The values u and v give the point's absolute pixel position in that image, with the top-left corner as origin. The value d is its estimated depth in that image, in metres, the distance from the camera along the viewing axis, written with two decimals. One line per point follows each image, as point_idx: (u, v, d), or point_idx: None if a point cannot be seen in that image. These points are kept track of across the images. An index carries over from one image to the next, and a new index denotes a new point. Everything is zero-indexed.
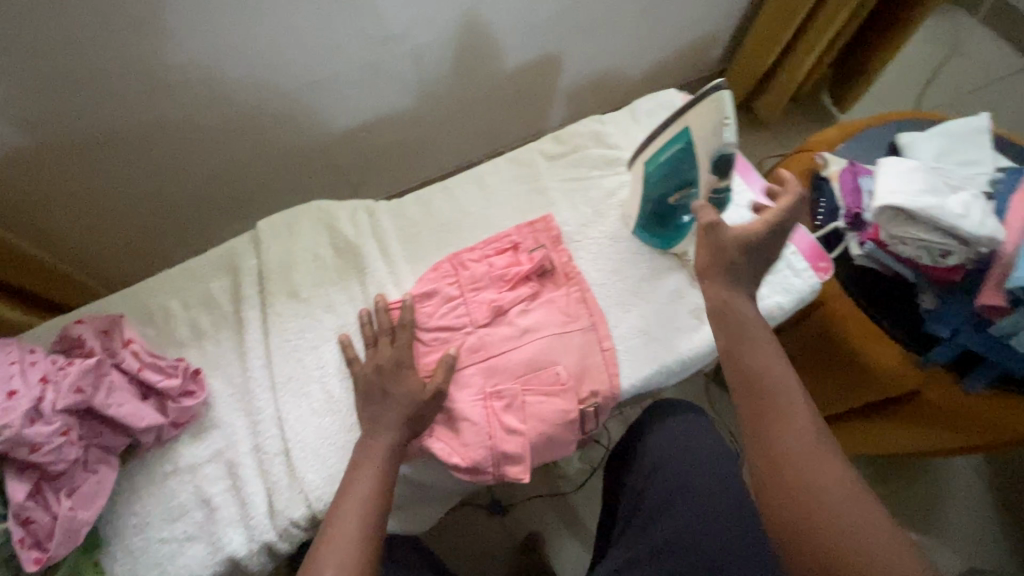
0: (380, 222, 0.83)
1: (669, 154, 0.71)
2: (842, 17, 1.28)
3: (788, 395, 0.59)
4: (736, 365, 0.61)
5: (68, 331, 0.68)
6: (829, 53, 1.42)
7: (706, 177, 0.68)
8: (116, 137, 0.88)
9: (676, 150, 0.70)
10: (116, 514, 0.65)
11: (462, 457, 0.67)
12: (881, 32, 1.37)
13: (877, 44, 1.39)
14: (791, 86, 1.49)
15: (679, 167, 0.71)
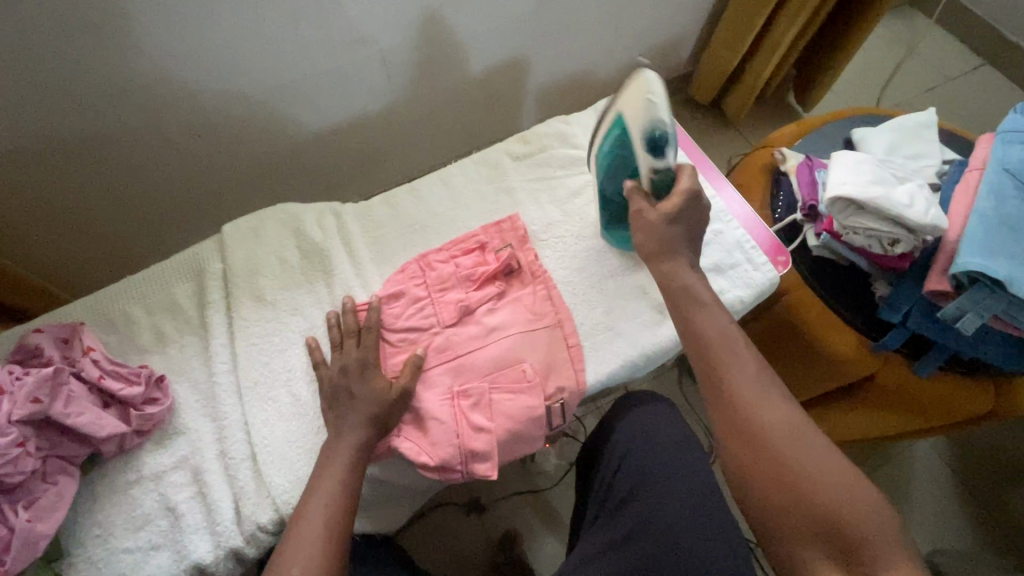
0: (348, 225, 0.83)
1: (610, 146, 0.74)
2: (802, 20, 1.32)
3: (746, 368, 0.61)
4: (695, 343, 0.64)
5: (25, 341, 0.68)
6: (792, 53, 1.46)
7: (643, 157, 0.69)
8: (73, 143, 0.87)
9: (615, 139, 0.73)
10: (77, 525, 0.64)
11: (431, 456, 0.67)
12: (840, 33, 1.41)
13: (837, 45, 1.43)
14: (756, 86, 1.53)
15: (621, 155, 0.73)
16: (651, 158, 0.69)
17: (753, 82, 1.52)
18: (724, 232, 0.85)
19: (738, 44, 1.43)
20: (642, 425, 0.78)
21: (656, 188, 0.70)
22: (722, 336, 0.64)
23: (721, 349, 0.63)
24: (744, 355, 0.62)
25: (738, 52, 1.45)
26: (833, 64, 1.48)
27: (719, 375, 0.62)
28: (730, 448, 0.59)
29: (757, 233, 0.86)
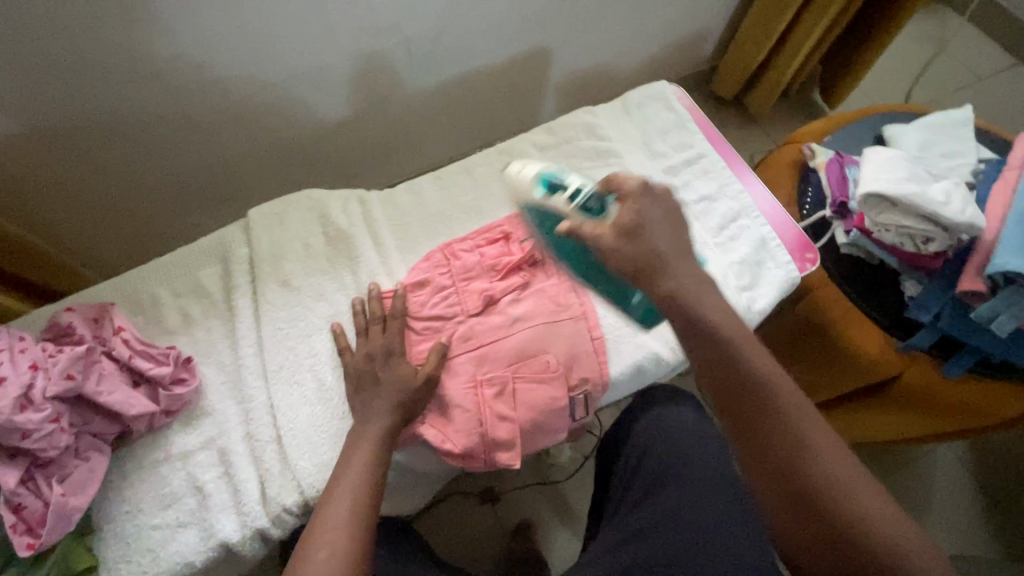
0: (372, 211, 0.83)
1: (552, 239, 0.66)
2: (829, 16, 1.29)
3: (785, 414, 0.53)
4: (724, 392, 0.55)
5: (57, 320, 0.69)
6: (818, 49, 1.44)
7: (559, 205, 0.64)
8: (103, 125, 0.87)
9: (547, 228, 0.66)
10: (107, 501, 0.65)
11: (455, 444, 0.67)
12: (869, 29, 1.39)
13: (865, 40, 1.41)
14: (780, 82, 1.51)
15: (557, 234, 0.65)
16: (562, 198, 0.64)
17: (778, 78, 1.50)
18: (751, 228, 0.84)
19: (764, 39, 1.40)
20: (658, 419, 0.78)
21: (590, 212, 0.62)
22: (757, 379, 0.54)
23: (755, 395, 0.54)
24: (781, 399, 0.54)
25: (762, 47, 1.43)
26: (862, 61, 1.45)
27: (754, 426, 0.54)
28: (768, 496, 0.54)
29: (785, 229, 0.84)
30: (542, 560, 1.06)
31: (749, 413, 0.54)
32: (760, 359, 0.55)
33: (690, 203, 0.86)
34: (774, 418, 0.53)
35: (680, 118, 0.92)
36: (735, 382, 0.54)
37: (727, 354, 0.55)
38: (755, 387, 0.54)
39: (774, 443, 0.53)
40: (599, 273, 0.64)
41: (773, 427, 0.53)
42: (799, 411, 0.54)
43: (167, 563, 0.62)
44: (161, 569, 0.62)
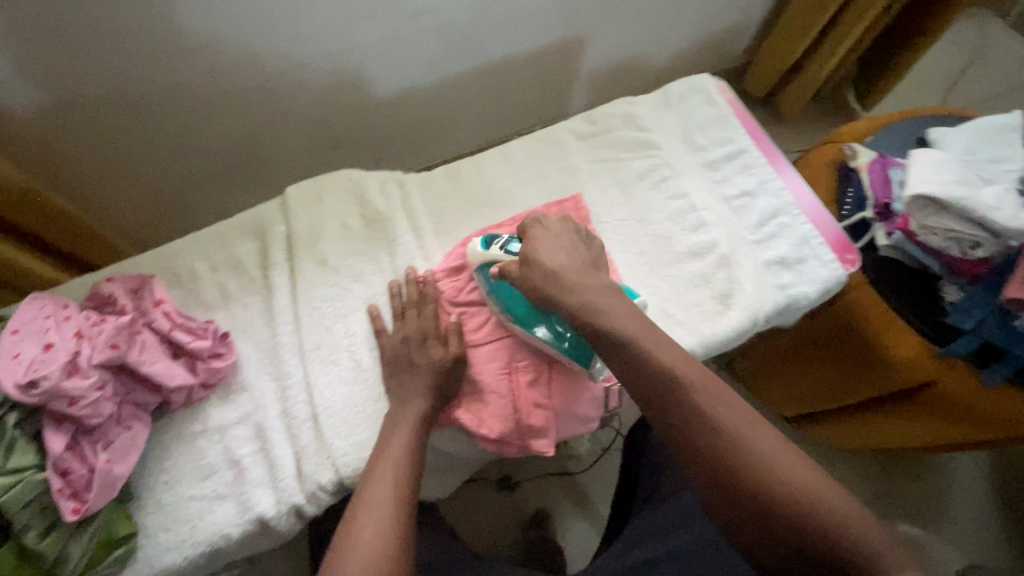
0: (409, 194, 0.83)
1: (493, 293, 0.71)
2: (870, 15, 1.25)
3: (719, 424, 0.52)
4: (642, 386, 0.56)
5: (98, 289, 0.69)
6: (852, 54, 1.40)
7: (493, 254, 0.70)
8: (143, 98, 0.87)
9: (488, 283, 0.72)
10: (147, 470, 0.66)
11: (490, 429, 0.68)
12: (908, 34, 1.35)
13: (903, 45, 1.38)
14: (812, 85, 1.48)
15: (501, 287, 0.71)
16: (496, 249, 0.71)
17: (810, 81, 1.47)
18: (790, 226, 0.83)
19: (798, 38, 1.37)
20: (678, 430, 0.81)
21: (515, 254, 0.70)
22: (688, 394, 0.53)
23: (687, 408, 0.53)
24: (711, 407, 0.52)
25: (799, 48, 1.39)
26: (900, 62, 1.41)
27: (691, 441, 0.52)
28: (701, 483, 0.52)
29: (824, 228, 0.83)
30: (557, 549, 1.07)
31: (684, 428, 0.53)
32: (693, 372, 0.55)
33: (730, 198, 0.85)
34: (708, 429, 0.52)
35: (722, 112, 0.91)
36: (666, 399, 0.54)
37: (662, 372, 0.55)
38: (686, 400, 0.53)
39: (712, 453, 0.51)
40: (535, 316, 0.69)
41: (710, 437, 0.51)
42: (732, 418, 0.52)
43: (205, 534, 0.63)
44: (198, 540, 0.63)
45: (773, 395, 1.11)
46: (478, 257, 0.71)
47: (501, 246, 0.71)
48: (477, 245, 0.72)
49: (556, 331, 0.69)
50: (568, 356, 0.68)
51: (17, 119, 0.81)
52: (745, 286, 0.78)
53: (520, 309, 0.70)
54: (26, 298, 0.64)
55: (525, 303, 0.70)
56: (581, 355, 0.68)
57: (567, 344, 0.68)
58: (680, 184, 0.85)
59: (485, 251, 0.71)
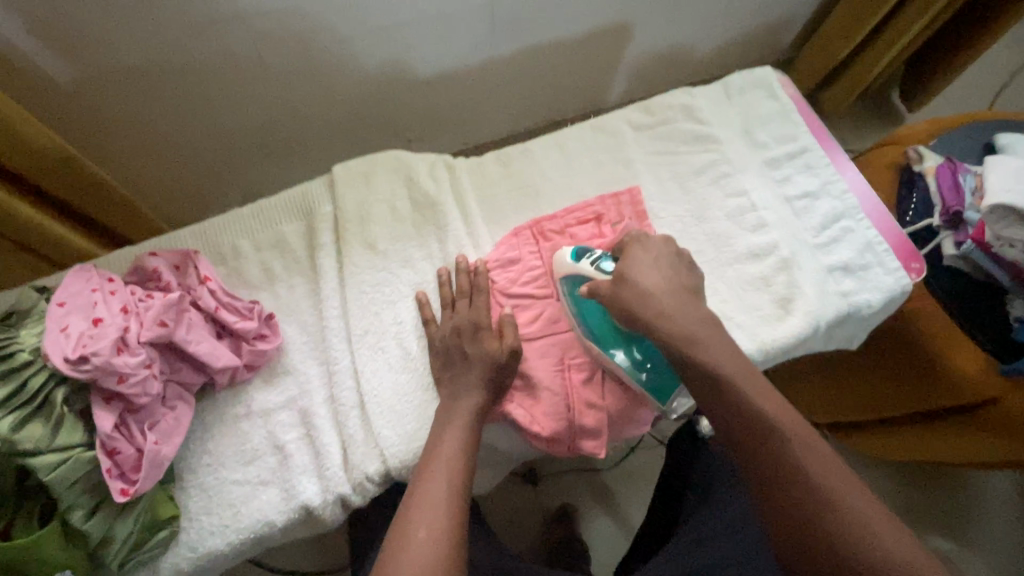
0: (459, 179, 0.80)
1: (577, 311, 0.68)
2: (917, 27, 1.13)
3: (789, 451, 0.51)
4: (705, 391, 0.57)
5: (142, 264, 0.67)
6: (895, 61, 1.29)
7: (582, 269, 0.67)
8: (183, 70, 0.83)
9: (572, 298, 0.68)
10: (190, 452, 0.64)
11: (542, 427, 0.65)
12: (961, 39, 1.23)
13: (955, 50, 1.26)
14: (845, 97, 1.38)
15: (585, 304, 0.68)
16: (586, 264, 0.67)
17: (845, 92, 1.36)
18: (855, 231, 0.79)
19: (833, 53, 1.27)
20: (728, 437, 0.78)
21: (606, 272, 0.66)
22: (760, 417, 0.53)
23: (756, 431, 0.53)
24: (783, 433, 0.52)
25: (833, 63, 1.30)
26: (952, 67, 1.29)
27: (756, 461, 0.52)
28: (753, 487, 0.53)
29: (889, 234, 0.80)
30: (583, 547, 1.03)
31: (752, 449, 0.53)
32: (766, 398, 0.54)
33: (792, 199, 0.81)
34: (777, 453, 0.51)
35: (784, 108, 0.87)
36: (737, 419, 0.54)
37: (734, 392, 0.55)
38: (757, 423, 0.53)
39: (777, 477, 0.51)
40: (619, 340, 0.67)
41: (779, 463, 0.51)
42: (804, 449, 0.51)
43: (249, 520, 0.62)
44: (242, 526, 0.62)
45: (811, 405, 1.08)
46: (568, 269, 0.68)
47: (591, 262, 0.67)
48: (567, 256, 0.68)
49: (636, 360, 0.66)
50: (643, 387, 0.66)
51: (56, 86, 0.78)
52: (807, 291, 0.75)
53: (603, 330, 0.67)
54: (72, 268, 0.62)
55: (609, 325, 0.67)
56: (656, 389, 0.66)
57: (643, 375, 0.66)
58: (741, 181, 0.82)
59: (576, 264, 0.67)
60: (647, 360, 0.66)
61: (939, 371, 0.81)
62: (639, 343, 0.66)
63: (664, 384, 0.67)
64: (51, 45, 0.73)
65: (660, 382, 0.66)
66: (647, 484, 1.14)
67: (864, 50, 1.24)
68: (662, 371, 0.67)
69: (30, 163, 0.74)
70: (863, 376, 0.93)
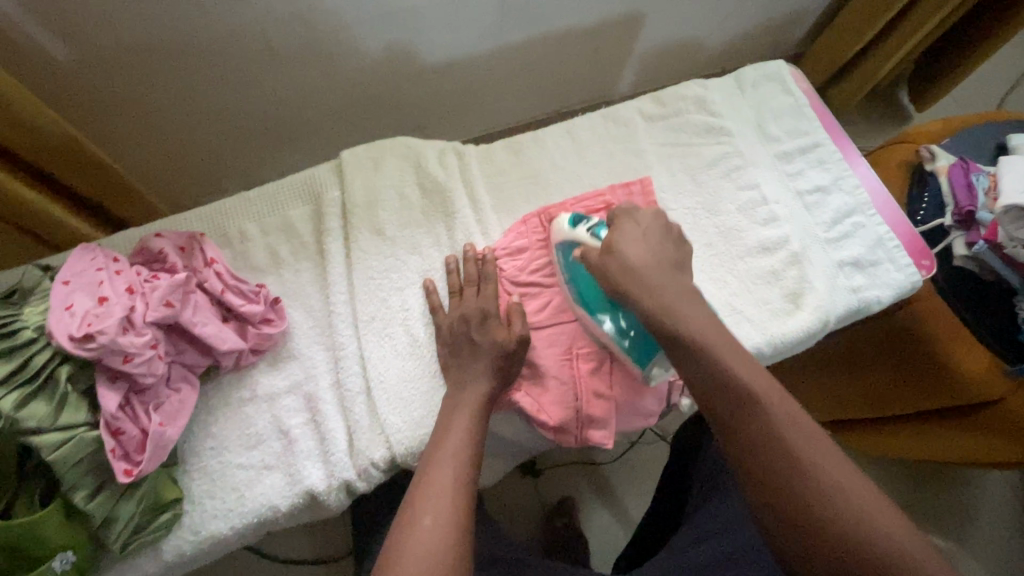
0: (468, 166, 0.79)
1: (569, 276, 0.68)
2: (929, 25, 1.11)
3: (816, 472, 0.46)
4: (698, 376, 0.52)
5: (147, 244, 0.66)
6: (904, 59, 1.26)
7: (575, 234, 0.67)
8: (189, 50, 0.82)
9: (566, 264, 0.69)
10: (194, 435, 0.64)
11: (550, 416, 0.65)
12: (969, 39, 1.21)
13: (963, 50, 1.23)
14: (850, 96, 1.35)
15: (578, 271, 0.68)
16: (580, 228, 0.67)
17: (852, 90, 1.34)
18: (866, 226, 0.79)
19: (845, 48, 1.24)
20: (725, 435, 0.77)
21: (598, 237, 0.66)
22: (777, 430, 0.48)
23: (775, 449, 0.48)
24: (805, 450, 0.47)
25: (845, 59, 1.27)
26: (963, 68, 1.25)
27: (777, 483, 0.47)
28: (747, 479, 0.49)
29: (900, 230, 0.79)
30: (582, 540, 1.02)
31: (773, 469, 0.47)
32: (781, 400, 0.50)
33: (803, 194, 0.81)
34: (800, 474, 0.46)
35: (797, 102, 0.86)
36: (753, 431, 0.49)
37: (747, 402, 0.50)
38: (776, 440, 0.48)
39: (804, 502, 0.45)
40: (605, 306, 0.65)
41: (801, 482, 0.46)
42: (831, 467, 0.47)
43: (253, 505, 0.61)
44: (245, 510, 0.61)
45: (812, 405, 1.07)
46: (563, 234, 0.68)
47: (586, 228, 0.67)
48: (564, 222, 0.68)
49: (621, 326, 0.64)
50: (625, 354, 0.64)
51: (61, 64, 0.77)
52: (817, 286, 0.75)
53: (592, 295, 0.67)
54: (76, 247, 0.61)
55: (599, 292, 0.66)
56: (639, 357, 0.64)
57: (626, 342, 0.64)
58: (753, 174, 0.81)
59: (571, 230, 0.67)
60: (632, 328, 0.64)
61: (945, 371, 0.80)
62: (625, 310, 0.64)
63: (649, 353, 0.64)
64: (53, 23, 0.72)
65: (643, 352, 0.64)
66: (648, 479, 1.14)
67: (873, 51, 1.22)
68: (647, 339, 0.64)
69: (30, 142, 0.73)
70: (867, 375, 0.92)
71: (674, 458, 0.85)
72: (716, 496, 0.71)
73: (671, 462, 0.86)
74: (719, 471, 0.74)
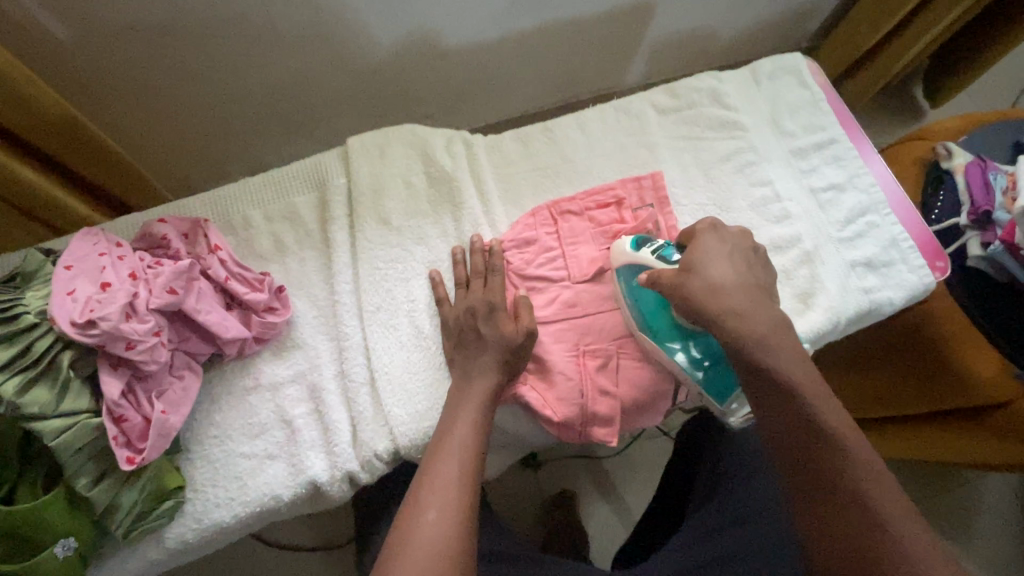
0: (476, 156, 0.78)
1: (637, 303, 0.66)
2: (949, 19, 1.08)
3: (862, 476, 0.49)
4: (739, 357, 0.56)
5: (150, 230, 0.65)
6: (922, 54, 1.24)
7: (644, 260, 0.65)
8: (192, 31, 0.80)
9: (632, 292, 0.66)
10: (197, 423, 0.63)
11: (554, 412, 0.64)
12: (987, 35, 1.18)
13: (980, 46, 1.21)
14: (866, 92, 1.33)
15: (645, 297, 0.66)
16: (647, 254, 0.65)
17: (868, 85, 1.31)
18: (879, 226, 0.77)
19: (862, 42, 1.21)
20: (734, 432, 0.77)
21: (668, 258, 0.64)
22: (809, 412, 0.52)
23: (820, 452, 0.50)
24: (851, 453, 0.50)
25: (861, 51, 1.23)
26: (979, 65, 1.22)
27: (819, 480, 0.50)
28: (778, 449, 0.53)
29: (914, 230, 0.78)
30: (581, 532, 1.03)
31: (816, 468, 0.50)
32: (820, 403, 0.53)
33: (817, 191, 0.79)
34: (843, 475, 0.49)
35: (814, 97, 0.84)
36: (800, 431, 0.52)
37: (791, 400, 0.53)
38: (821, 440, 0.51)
39: (846, 502, 0.48)
40: (678, 335, 0.64)
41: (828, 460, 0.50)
42: (876, 475, 0.49)
43: (256, 494, 0.61)
44: (249, 499, 0.61)
45: None
46: (625, 257, 0.66)
47: (652, 250, 0.65)
48: (626, 245, 0.67)
49: (695, 357, 0.64)
50: (699, 386, 0.64)
51: (61, 43, 0.75)
52: (828, 286, 0.74)
53: (659, 324, 0.65)
54: (79, 231, 0.60)
55: (669, 320, 0.65)
56: (714, 389, 0.64)
57: (701, 374, 0.63)
58: (766, 170, 0.79)
59: (635, 253, 0.65)
60: (706, 358, 0.64)
61: (955, 373, 0.79)
62: (700, 339, 0.64)
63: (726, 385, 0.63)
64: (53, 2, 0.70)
65: (720, 382, 0.64)
66: (648, 473, 1.13)
67: (889, 45, 1.20)
68: (721, 370, 0.64)
69: (31, 124, 0.72)
70: (876, 374, 0.91)
71: (678, 452, 0.85)
72: (721, 493, 0.71)
73: (674, 456, 0.86)
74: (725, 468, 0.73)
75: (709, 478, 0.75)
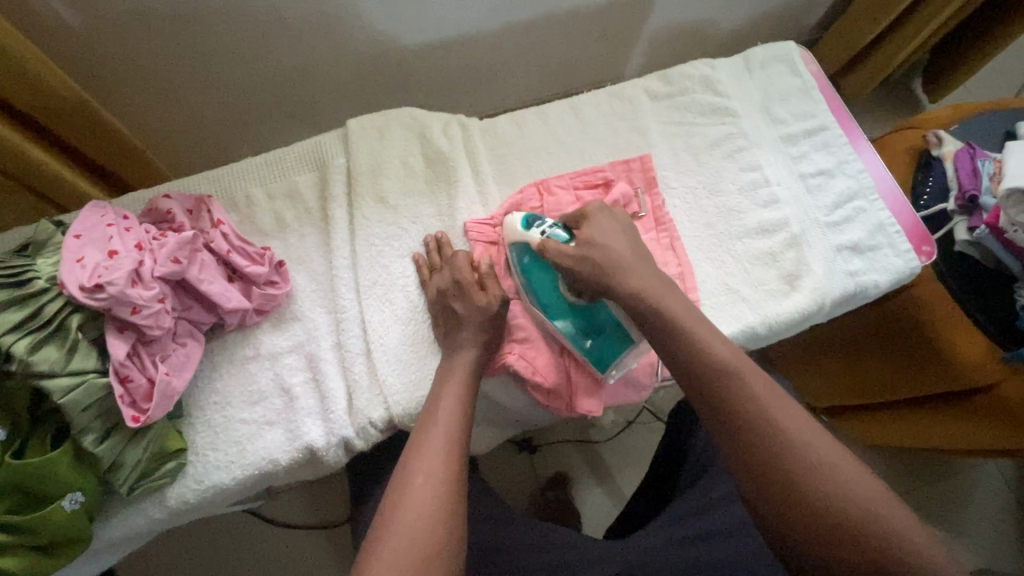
0: (472, 138, 0.80)
1: (528, 273, 0.68)
2: (946, 13, 1.08)
3: (835, 484, 0.46)
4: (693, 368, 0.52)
5: (156, 205, 0.67)
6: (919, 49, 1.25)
7: (528, 237, 0.66)
8: (198, 18, 0.82)
9: (525, 263, 0.68)
10: (198, 390, 0.66)
11: (544, 378, 0.67)
12: (982, 31, 1.20)
13: (976, 42, 1.22)
14: (863, 87, 1.34)
15: (537, 272, 0.68)
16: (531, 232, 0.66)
17: (865, 80, 1.32)
18: (867, 211, 0.79)
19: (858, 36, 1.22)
20: None
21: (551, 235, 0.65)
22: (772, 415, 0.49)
23: (790, 473, 0.47)
24: (817, 458, 0.47)
25: (858, 45, 1.24)
26: (976, 60, 1.24)
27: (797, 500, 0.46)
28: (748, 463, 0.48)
29: (901, 216, 0.79)
30: (575, 512, 1.05)
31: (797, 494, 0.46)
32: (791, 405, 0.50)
33: (806, 176, 0.81)
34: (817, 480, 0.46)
35: (805, 84, 0.85)
36: (774, 453, 0.48)
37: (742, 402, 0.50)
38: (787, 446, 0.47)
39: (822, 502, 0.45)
40: (567, 308, 0.67)
41: (805, 466, 0.47)
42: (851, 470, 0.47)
43: (254, 458, 0.64)
44: (247, 462, 0.64)
45: (809, 389, 1.09)
46: (517, 236, 0.67)
47: (542, 230, 0.66)
48: (517, 224, 0.67)
49: (581, 329, 0.67)
50: (584, 355, 0.66)
51: (71, 28, 0.78)
52: (815, 269, 0.75)
53: (550, 299, 0.67)
54: (87, 203, 0.62)
55: (557, 295, 0.67)
56: (599, 355, 0.66)
57: (588, 344, 0.66)
58: (755, 156, 0.81)
59: (524, 232, 0.67)
60: (589, 328, 0.67)
61: (944, 357, 0.80)
62: (588, 309, 0.67)
63: (609, 351, 0.66)
64: None
65: (604, 352, 0.66)
66: (640, 457, 1.15)
67: (886, 39, 1.20)
68: (606, 340, 0.66)
69: (40, 103, 0.74)
70: (864, 361, 0.93)
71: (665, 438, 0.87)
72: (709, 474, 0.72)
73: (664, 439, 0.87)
74: (713, 451, 0.75)
75: (699, 459, 0.76)
